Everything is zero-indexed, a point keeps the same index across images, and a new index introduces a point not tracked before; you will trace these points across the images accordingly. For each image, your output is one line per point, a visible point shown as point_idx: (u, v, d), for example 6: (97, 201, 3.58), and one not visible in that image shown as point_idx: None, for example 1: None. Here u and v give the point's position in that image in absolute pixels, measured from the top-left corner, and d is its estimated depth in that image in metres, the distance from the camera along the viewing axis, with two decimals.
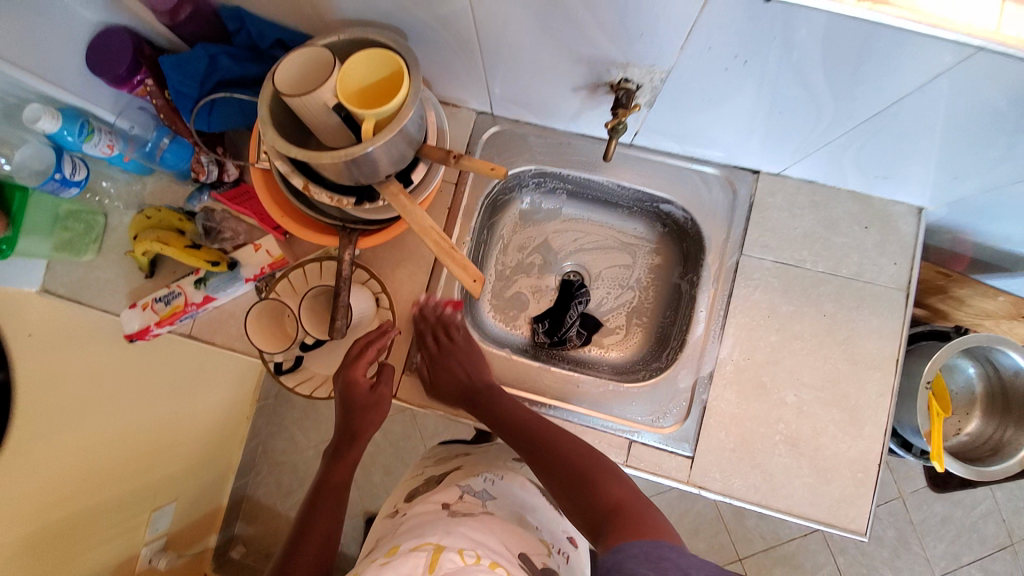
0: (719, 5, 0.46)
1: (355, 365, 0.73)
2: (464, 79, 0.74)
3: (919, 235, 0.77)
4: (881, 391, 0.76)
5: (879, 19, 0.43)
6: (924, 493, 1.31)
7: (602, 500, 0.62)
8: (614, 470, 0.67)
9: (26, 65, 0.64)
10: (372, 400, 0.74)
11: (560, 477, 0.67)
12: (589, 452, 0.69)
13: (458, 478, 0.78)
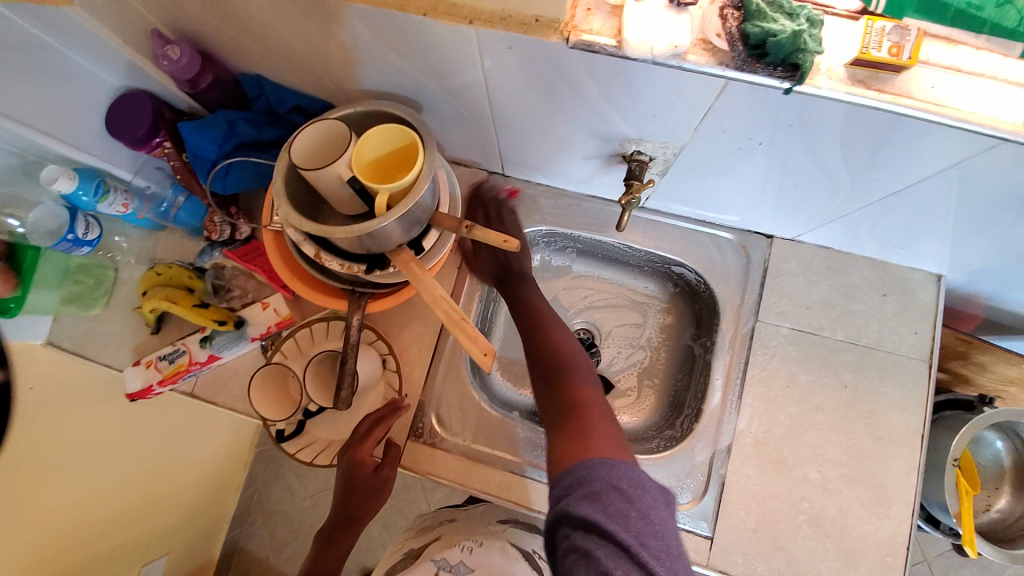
0: (733, 95, 0.47)
1: (364, 444, 0.70)
2: (476, 144, 0.75)
3: (939, 304, 0.75)
4: (907, 468, 0.72)
5: (903, 111, 0.43)
6: (950, 557, 1.23)
7: (569, 396, 0.64)
8: (591, 372, 0.68)
9: (43, 128, 0.66)
10: (379, 481, 0.71)
11: (538, 369, 0.69)
12: (576, 352, 0.70)
13: (435, 551, 0.78)
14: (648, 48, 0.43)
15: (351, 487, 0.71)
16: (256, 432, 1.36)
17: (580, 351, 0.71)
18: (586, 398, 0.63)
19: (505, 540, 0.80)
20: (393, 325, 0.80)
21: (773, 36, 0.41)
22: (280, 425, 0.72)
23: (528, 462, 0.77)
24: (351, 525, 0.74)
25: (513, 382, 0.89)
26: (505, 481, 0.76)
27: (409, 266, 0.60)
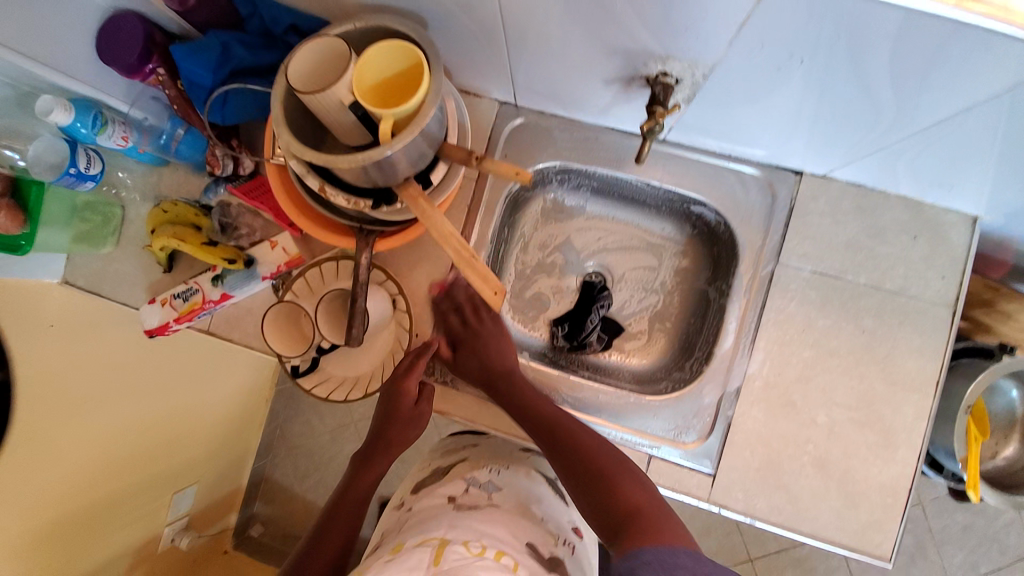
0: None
1: (407, 379, 0.73)
2: (486, 70, 0.70)
3: (971, 247, 0.71)
4: (918, 414, 0.71)
5: (964, 19, 0.38)
6: (946, 501, 1.28)
7: (621, 503, 0.63)
8: (632, 470, 0.67)
9: (19, 48, 0.61)
10: (418, 409, 0.75)
11: (581, 475, 0.66)
12: (609, 449, 0.69)
13: (464, 471, 0.82)
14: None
15: (392, 415, 0.75)
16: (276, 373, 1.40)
17: (609, 446, 0.70)
18: (638, 499, 0.63)
19: (530, 466, 0.84)
20: (402, 265, 0.79)
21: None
22: (296, 360, 0.72)
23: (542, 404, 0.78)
24: (389, 449, 0.78)
25: (522, 322, 0.91)
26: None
27: (429, 217, 0.58)
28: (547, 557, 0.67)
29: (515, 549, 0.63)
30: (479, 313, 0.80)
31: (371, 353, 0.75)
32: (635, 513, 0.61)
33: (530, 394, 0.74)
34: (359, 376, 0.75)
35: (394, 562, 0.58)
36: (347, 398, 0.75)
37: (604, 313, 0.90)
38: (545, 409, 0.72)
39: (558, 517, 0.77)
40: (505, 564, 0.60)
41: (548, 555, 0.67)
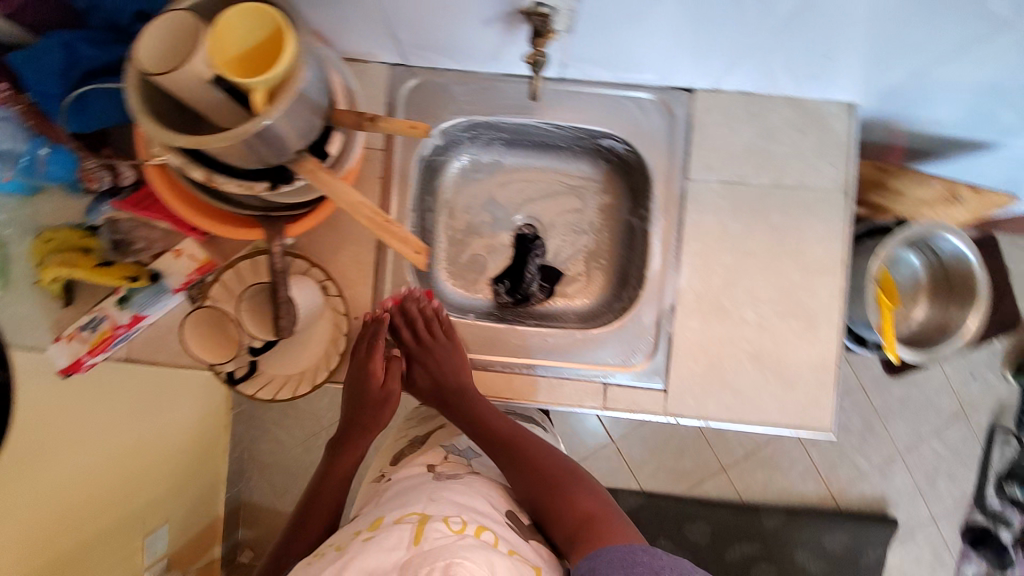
0: None
1: (371, 360, 0.74)
2: (364, 28, 0.68)
3: (853, 132, 0.77)
4: (833, 293, 0.77)
5: None
6: (881, 381, 1.63)
7: (573, 510, 0.69)
8: (584, 480, 0.74)
9: None
10: (392, 388, 0.77)
11: (535, 484, 0.72)
12: (559, 459, 0.75)
13: (442, 438, 0.83)
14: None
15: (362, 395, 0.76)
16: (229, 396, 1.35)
17: (558, 454, 0.77)
18: (590, 506, 0.69)
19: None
20: (325, 249, 0.75)
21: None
22: (229, 366, 0.69)
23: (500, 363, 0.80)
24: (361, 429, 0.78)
25: (464, 288, 0.90)
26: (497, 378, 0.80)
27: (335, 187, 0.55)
28: (527, 522, 0.71)
29: (495, 522, 0.65)
30: (432, 329, 0.78)
31: (310, 345, 0.72)
32: (587, 519, 0.68)
33: (487, 409, 0.78)
34: (301, 372, 0.72)
35: (375, 542, 0.57)
36: (295, 396, 0.72)
37: (542, 262, 0.92)
38: (501, 427, 0.77)
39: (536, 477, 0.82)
40: (486, 538, 0.60)
41: (525, 524, 0.70)
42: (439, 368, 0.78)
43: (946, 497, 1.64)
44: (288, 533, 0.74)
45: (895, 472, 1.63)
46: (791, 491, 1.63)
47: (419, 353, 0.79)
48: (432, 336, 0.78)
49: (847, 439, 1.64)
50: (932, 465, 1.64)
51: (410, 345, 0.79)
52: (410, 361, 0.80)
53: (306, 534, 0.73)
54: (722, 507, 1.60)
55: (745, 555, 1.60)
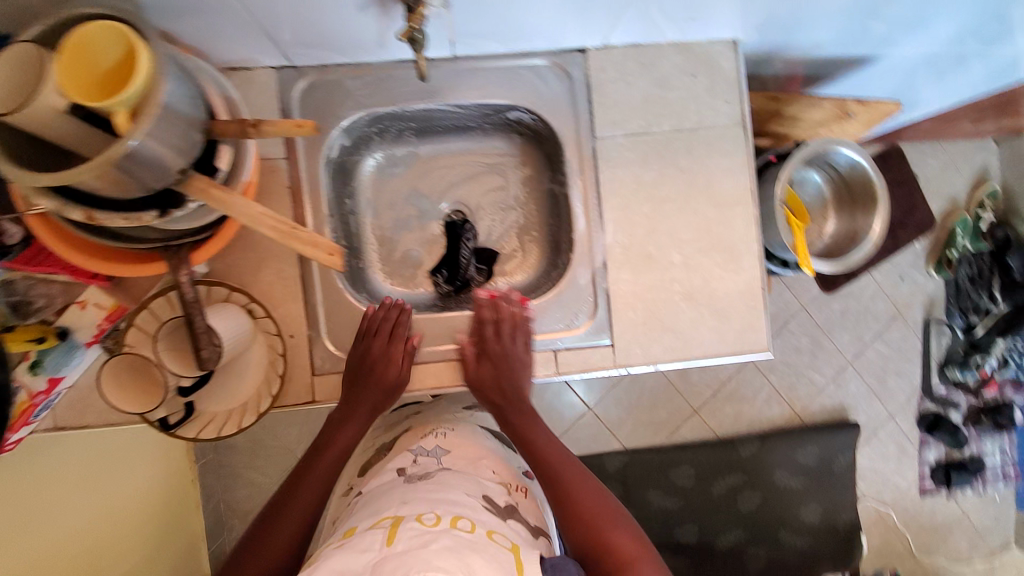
0: None
1: (394, 343, 0.75)
2: (237, 33, 0.65)
3: (739, 67, 0.81)
4: (748, 222, 0.82)
5: None
6: (821, 298, 1.74)
7: (612, 543, 0.71)
8: (627, 520, 0.75)
9: None
10: (399, 374, 0.76)
11: (579, 510, 0.74)
12: (603, 495, 0.77)
13: (409, 442, 0.87)
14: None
15: (371, 375, 0.75)
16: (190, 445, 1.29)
17: (601, 486, 0.79)
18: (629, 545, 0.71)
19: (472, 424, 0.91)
20: (245, 270, 0.73)
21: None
22: (161, 411, 0.66)
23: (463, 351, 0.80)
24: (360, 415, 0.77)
25: (404, 286, 0.90)
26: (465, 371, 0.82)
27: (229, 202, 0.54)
28: (502, 503, 0.74)
29: (472, 509, 0.67)
30: (513, 331, 0.78)
31: (247, 376, 0.70)
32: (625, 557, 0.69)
33: (536, 432, 0.82)
34: (242, 405, 0.70)
35: (347, 548, 0.59)
36: (242, 427, 0.71)
37: (474, 245, 0.92)
38: (558, 450, 0.80)
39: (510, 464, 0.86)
40: (460, 527, 0.62)
41: (501, 505, 0.73)
42: (510, 372, 0.79)
43: (896, 393, 1.79)
44: (247, 543, 0.73)
45: (847, 379, 1.77)
46: (760, 416, 1.74)
47: (497, 355, 0.78)
48: (509, 341, 0.78)
49: (801, 359, 1.75)
50: (879, 366, 1.78)
51: (485, 344, 0.78)
52: (478, 358, 0.79)
53: (269, 548, 0.71)
54: (703, 447, 1.69)
55: (732, 486, 1.69)
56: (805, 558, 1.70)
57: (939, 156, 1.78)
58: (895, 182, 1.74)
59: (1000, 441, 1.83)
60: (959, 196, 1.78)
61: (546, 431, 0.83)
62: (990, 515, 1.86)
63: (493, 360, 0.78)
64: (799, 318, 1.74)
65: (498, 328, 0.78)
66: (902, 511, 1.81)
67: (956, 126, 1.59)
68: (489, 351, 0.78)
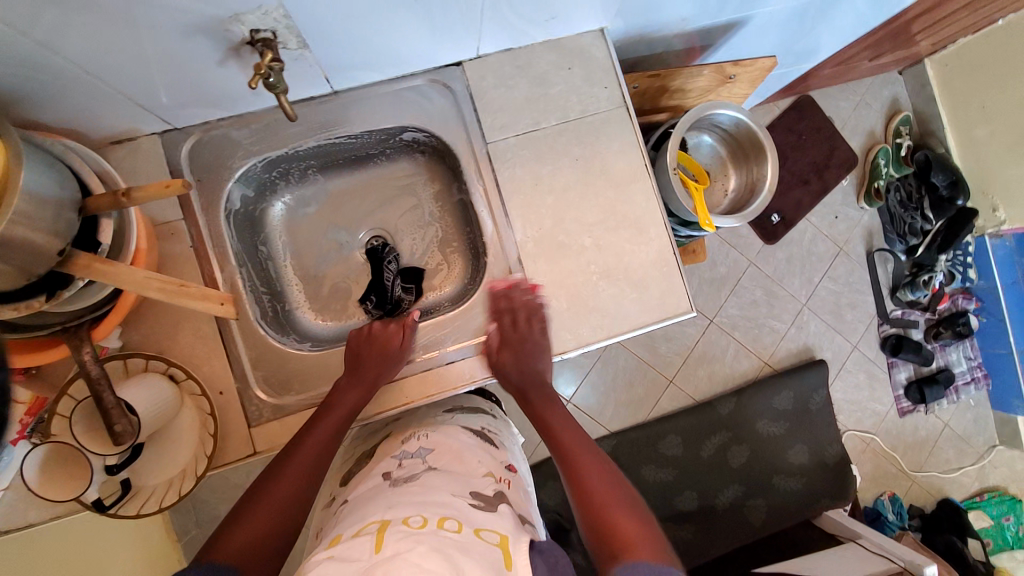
0: None
1: (392, 329, 0.83)
2: (106, 108, 0.66)
3: (611, 54, 0.85)
4: (648, 196, 0.85)
5: None
6: (765, 251, 1.81)
7: (616, 528, 0.72)
8: (636, 508, 0.76)
9: None
10: (400, 358, 0.81)
11: (589, 496, 0.77)
12: (616, 479, 0.79)
13: (392, 448, 0.87)
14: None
15: (370, 354, 0.80)
16: (169, 520, 1.27)
17: (615, 472, 0.81)
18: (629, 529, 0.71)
19: (455, 424, 0.91)
20: (162, 338, 0.74)
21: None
22: (98, 492, 0.67)
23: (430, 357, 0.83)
24: (360, 391, 0.77)
25: (337, 320, 0.91)
26: (432, 377, 0.82)
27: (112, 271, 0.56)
28: (490, 494, 0.74)
29: (459, 509, 0.65)
30: (531, 320, 0.81)
31: (179, 442, 0.71)
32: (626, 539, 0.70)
33: (554, 417, 0.90)
34: (181, 470, 0.71)
35: (337, 556, 0.57)
36: (183, 493, 0.71)
37: (398, 265, 0.93)
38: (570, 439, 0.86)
39: (494, 459, 0.85)
40: (449, 526, 0.60)
41: (490, 496, 0.73)
42: (529, 355, 0.85)
43: (855, 324, 1.86)
44: (232, 520, 0.68)
45: (807, 321, 1.83)
46: (733, 373, 1.78)
47: (517, 342, 0.84)
48: (526, 329, 0.82)
49: (760, 310, 1.80)
50: (833, 302, 1.84)
51: (504, 333, 0.83)
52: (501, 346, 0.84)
53: (256, 525, 0.67)
54: (684, 415, 1.72)
55: (721, 444, 1.73)
56: (804, 499, 1.75)
57: (849, 96, 1.85)
58: (812, 128, 1.81)
59: (961, 348, 1.92)
60: (874, 129, 1.86)
61: (565, 417, 0.90)
62: (970, 420, 1.94)
63: (512, 350, 0.84)
64: (749, 273, 1.80)
65: (515, 320, 0.82)
66: (887, 435, 1.87)
67: (855, 66, 1.66)
68: (513, 333, 0.83)
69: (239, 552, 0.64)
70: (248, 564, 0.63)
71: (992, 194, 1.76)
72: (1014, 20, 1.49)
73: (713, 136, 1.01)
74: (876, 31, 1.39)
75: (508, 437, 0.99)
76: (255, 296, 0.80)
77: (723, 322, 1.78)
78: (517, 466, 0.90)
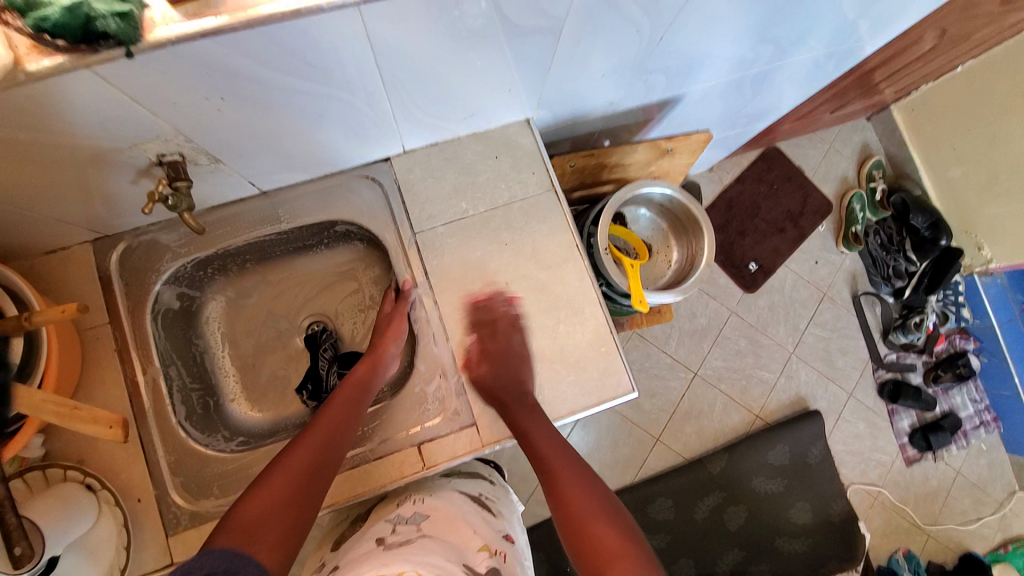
0: (115, 73, 0.47)
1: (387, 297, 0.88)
2: (30, 228, 0.69)
3: (538, 140, 0.87)
4: (581, 276, 0.85)
5: (245, 27, 0.47)
6: (747, 299, 1.76)
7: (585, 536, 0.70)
8: (610, 507, 0.73)
9: None
10: (403, 324, 0.83)
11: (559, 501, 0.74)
12: (588, 478, 0.76)
13: (388, 511, 0.82)
14: None
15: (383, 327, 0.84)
16: None
17: (596, 481, 0.77)
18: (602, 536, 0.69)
19: (453, 490, 0.86)
20: (84, 446, 0.74)
21: (45, 17, 0.42)
22: None
23: (425, 429, 0.81)
24: (368, 362, 0.83)
25: (273, 411, 0.89)
26: (412, 455, 0.80)
27: (15, 393, 0.56)
28: (483, 570, 0.68)
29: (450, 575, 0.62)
30: (503, 331, 0.81)
31: (92, 554, 0.69)
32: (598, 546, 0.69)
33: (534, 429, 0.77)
34: None
35: None
36: None
37: (334, 351, 0.92)
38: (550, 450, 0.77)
39: (492, 528, 0.81)
40: None
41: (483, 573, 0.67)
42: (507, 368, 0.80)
43: (847, 372, 1.78)
44: (248, 493, 0.66)
45: (796, 370, 1.75)
46: (723, 427, 1.69)
47: (496, 352, 0.81)
48: (505, 338, 0.81)
49: (747, 361, 1.73)
50: (822, 349, 1.78)
51: (483, 345, 0.81)
52: (478, 358, 0.82)
53: (266, 498, 0.65)
54: (674, 475, 1.62)
55: (715, 506, 1.62)
56: (809, 562, 1.63)
57: (817, 144, 1.86)
58: (782, 177, 1.82)
59: (966, 390, 1.82)
60: (847, 175, 1.86)
61: (543, 425, 0.78)
62: (983, 466, 1.81)
63: (501, 355, 0.81)
64: (731, 322, 1.75)
65: (494, 330, 0.80)
66: (894, 487, 1.75)
67: (818, 117, 1.68)
68: (495, 344, 0.81)
69: (252, 523, 0.61)
70: (261, 535, 0.61)
71: (975, 232, 1.71)
72: (972, 66, 1.50)
73: (651, 211, 1.05)
74: (838, 79, 1.39)
75: (507, 505, 0.94)
76: (181, 394, 0.80)
77: (708, 374, 1.71)
78: (515, 537, 0.84)
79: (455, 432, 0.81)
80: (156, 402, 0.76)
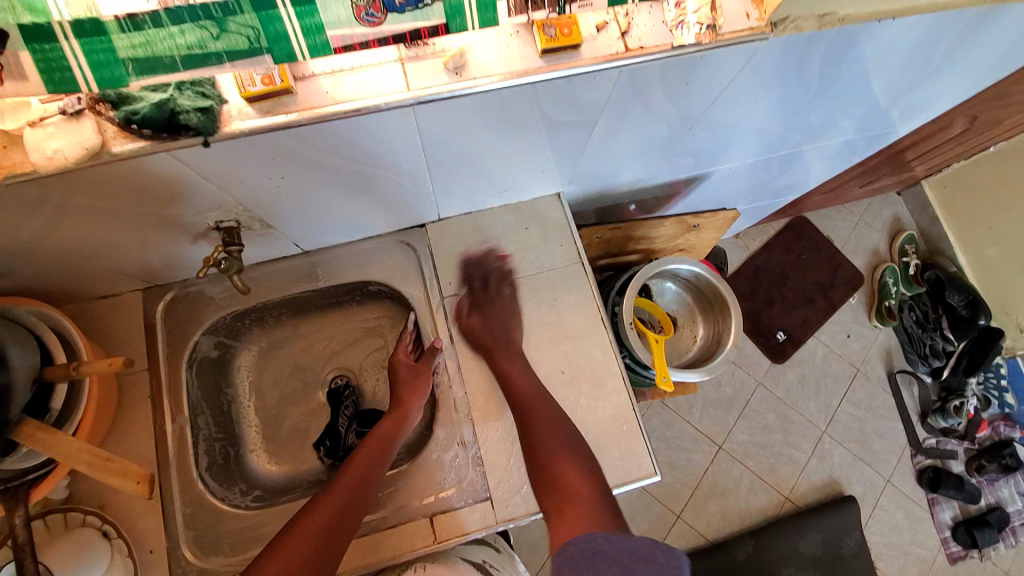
0: (192, 155, 0.52)
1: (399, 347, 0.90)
2: (91, 276, 0.74)
3: (568, 215, 0.90)
4: (605, 348, 0.85)
5: (314, 120, 0.52)
6: (775, 370, 1.71)
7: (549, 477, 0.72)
8: (578, 446, 0.74)
9: None
10: (428, 383, 0.84)
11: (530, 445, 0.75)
12: (560, 420, 0.76)
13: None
14: (62, 156, 0.49)
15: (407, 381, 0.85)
16: None
17: (568, 426, 0.76)
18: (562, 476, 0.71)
19: (456, 558, 0.84)
20: (106, 491, 0.75)
21: (136, 112, 0.47)
22: None
23: (440, 499, 0.79)
24: (394, 416, 0.82)
25: (289, 465, 0.89)
26: (424, 526, 0.78)
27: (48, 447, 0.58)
28: None
29: None
30: (497, 287, 0.86)
31: None
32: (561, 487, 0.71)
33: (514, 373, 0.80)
34: None
35: None
36: None
37: (354, 410, 0.92)
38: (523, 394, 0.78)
39: None
40: None
41: None
42: (503, 351, 0.81)
43: (885, 456, 1.67)
44: (268, 550, 0.65)
45: (829, 450, 1.66)
46: (750, 508, 1.58)
47: (484, 305, 0.84)
48: (495, 291, 0.85)
49: (775, 437, 1.65)
50: (857, 430, 1.68)
51: (475, 297, 0.85)
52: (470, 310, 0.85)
53: (285, 560, 0.63)
54: (695, 557, 1.52)
55: None
56: None
57: (847, 217, 1.86)
58: (811, 248, 1.81)
59: (1013, 483, 1.69)
60: (878, 249, 1.84)
61: (525, 371, 0.80)
62: None
63: (491, 307, 0.84)
64: (758, 393, 1.69)
65: (484, 283, 0.86)
66: None
67: (847, 191, 1.69)
68: (484, 304, 0.84)
69: None
70: None
71: (1015, 313, 1.64)
72: (1006, 146, 1.50)
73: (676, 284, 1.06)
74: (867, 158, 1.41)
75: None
76: (206, 444, 0.81)
77: (734, 449, 1.63)
78: None
79: (468, 505, 0.79)
80: (180, 451, 0.78)
